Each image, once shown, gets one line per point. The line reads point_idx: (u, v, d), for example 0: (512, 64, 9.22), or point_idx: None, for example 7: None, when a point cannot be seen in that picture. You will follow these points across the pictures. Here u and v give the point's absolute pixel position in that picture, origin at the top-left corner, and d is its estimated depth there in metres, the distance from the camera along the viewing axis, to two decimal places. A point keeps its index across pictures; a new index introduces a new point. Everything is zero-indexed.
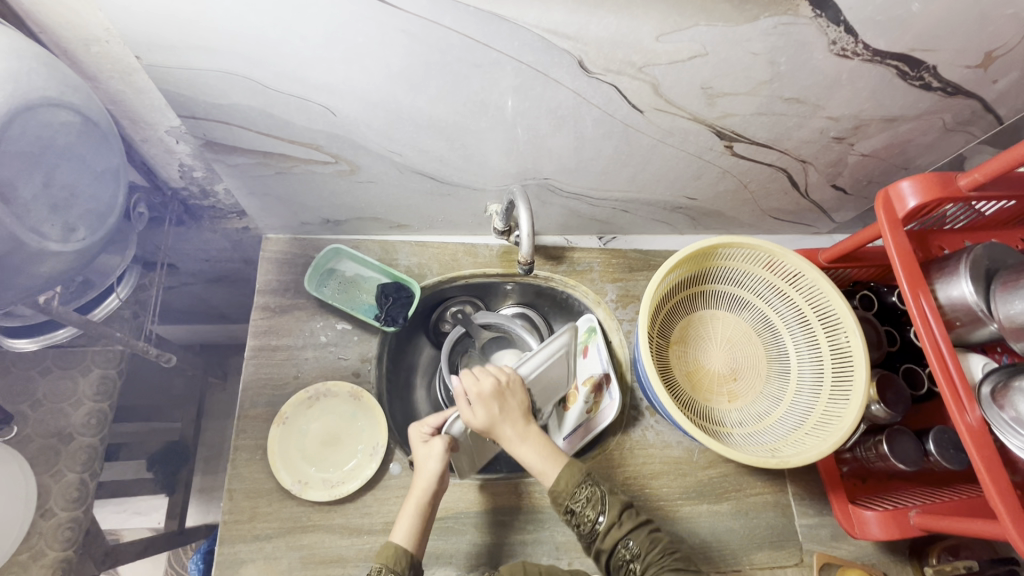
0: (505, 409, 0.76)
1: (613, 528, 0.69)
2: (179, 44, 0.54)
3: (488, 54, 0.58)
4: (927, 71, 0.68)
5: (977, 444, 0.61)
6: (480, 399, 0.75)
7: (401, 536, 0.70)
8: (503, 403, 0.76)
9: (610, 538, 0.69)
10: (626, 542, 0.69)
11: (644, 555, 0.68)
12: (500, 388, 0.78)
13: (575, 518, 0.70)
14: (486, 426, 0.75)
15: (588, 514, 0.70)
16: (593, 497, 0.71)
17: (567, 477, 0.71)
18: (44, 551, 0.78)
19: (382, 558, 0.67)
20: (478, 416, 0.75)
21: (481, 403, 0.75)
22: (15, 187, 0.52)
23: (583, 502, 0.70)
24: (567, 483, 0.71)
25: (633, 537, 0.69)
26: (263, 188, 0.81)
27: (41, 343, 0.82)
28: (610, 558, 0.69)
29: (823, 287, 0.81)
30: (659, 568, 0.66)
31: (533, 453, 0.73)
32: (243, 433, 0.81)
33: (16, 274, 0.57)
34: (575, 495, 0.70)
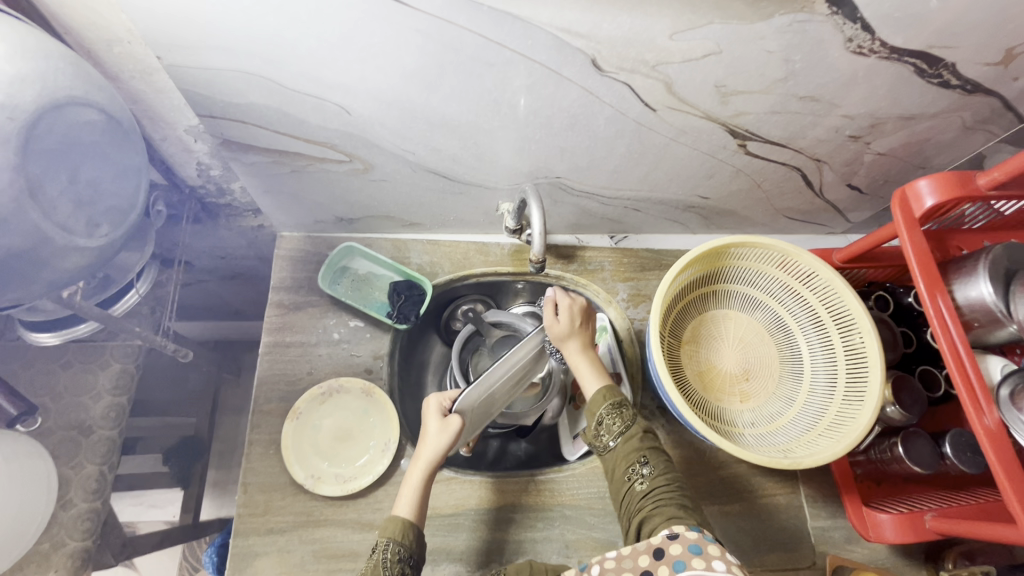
0: (581, 327, 0.78)
1: (631, 445, 0.70)
2: (199, 44, 0.55)
3: (502, 53, 0.58)
4: (946, 69, 0.67)
5: (995, 446, 0.60)
6: (570, 312, 0.77)
7: (407, 512, 0.69)
8: (584, 324, 0.79)
9: (628, 451, 0.69)
10: (640, 461, 0.68)
11: (653, 478, 0.67)
12: (587, 308, 0.80)
13: (601, 426, 0.72)
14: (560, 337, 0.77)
15: (612, 424, 0.71)
16: (622, 413, 0.71)
17: (603, 398, 0.72)
18: (65, 540, 0.80)
19: (388, 534, 0.66)
20: (563, 317, 0.77)
21: (567, 310, 0.77)
22: (41, 184, 0.53)
23: (611, 414, 0.71)
24: (601, 400, 0.72)
25: (649, 463, 0.68)
26: (278, 187, 0.82)
27: (63, 338, 0.83)
28: (622, 472, 0.69)
29: (837, 287, 0.80)
30: (665, 495, 0.64)
31: (583, 372, 0.76)
32: (258, 428, 0.82)
33: (41, 269, 0.58)
34: (606, 408, 0.72)
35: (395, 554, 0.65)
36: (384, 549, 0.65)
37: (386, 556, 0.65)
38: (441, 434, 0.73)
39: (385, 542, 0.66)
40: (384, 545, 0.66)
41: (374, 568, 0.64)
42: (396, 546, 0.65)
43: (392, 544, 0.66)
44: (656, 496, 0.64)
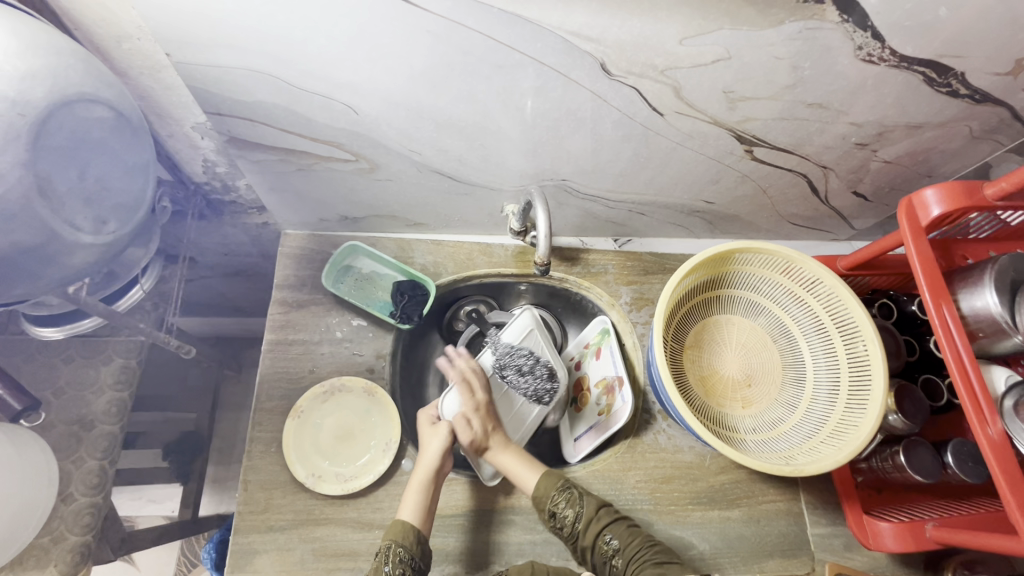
0: (490, 429, 0.82)
1: (592, 522, 0.74)
2: (208, 41, 0.55)
3: (511, 56, 0.58)
4: (956, 78, 0.67)
5: (999, 458, 0.60)
6: (479, 415, 0.82)
7: (410, 516, 0.72)
8: (492, 422, 0.83)
9: (591, 533, 0.73)
10: (607, 537, 0.72)
11: (624, 550, 0.71)
12: (475, 394, 0.84)
13: (556, 516, 0.75)
14: (476, 441, 0.80)
15: (565, 511, 0.75)
16: (570, 494, 0.76)
17: (549, 483, 0.76)
18: (65, 535, 0.80)
19: (392, 535, 0.69)
20: (464, 434, 0.80)
21: (467, 417, 0.81)
22: (51, 180, 0.53)
23: (561, 494, 0.76)
24: (546, 489, 0.76)
25: (615, 535, 0.72)
26: (284, 185, 0.82)
27: (67, 332, 0.86)
28: (594, 553, 0.73)
29: (841, 293, 0.80)
30: (640, 561, 0.69)
31: (518, 467, 0.79)
32: (260, 426, 0.82)
33: (48, 264, 0.59)
34: (555, 494, 0.75)
35: (397, 556, 0.68)
36: (388, 550, 0.68)
37: (388, 557, 0.67)
38: (438, 439, 0.80)
39: (388, 544, 0.69)
40: (387, 547, 0.68)
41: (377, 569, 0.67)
42: (398, 546, 0.68)
43: (394, 544, 0.68)
44: (635, 564, 0.69)
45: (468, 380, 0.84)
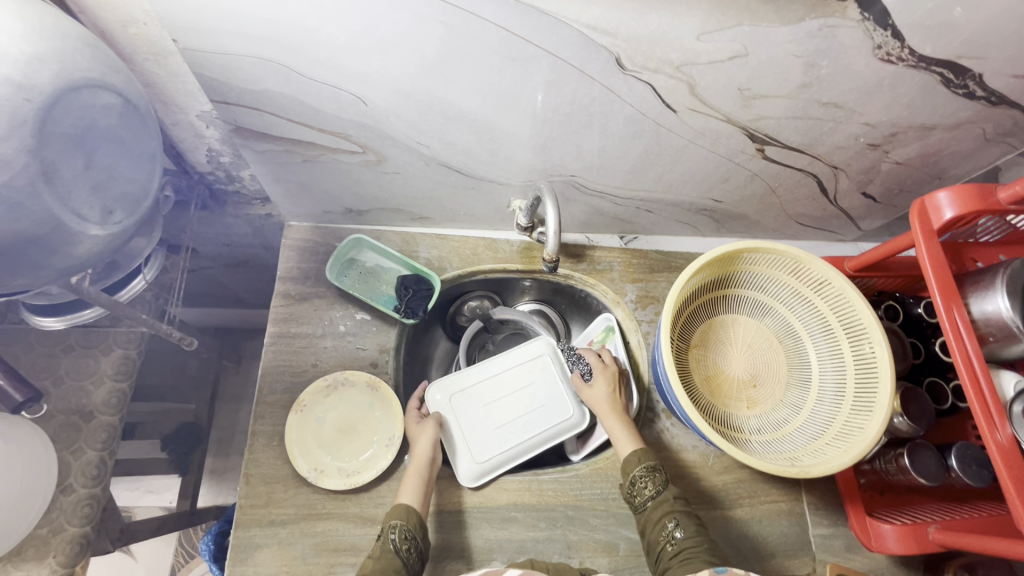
0: (613, 392, 0.86)
1: (663, 504, 0.73)
2: (217, 27, 0.53)
3: (526, 48, 0.57)
4: (973, 79, 0.66)
5: (1007, 463, 0.60)
6: (602, 377, 0.88)
7: (412, 500, 0.73)
8: (616, 388, 0.87)
9: (658, 514, 0.72)
10: (671, 523, 0.70)
11: (683, 539, 0.68)
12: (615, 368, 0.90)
13: (635, 487, 0.75)
14: (593, 398, 0.86)
15: (645, 485, 0.75)
16: (655, 476, 0.75)
17: (638, 459, 0.76)
18: (63, 526, 0.79)
19: (398, 515, 0.70)
20: (597, 389, 0.86)
21: (602, 379, 0.87)
22: (56, 168, 0.52)
23: (645, 475, 0.75)
24: (635, 461, 0.76)
25: (680, 525, 0.70)
26: (289, 176, 0.81)
27: (69, 322, 0.84)
28: (653, 533, 0.71)
29: (849, 295, 0.79)
30: (693, 553, 0.66)
31: (619, 432, 0.80)
32: (261, 419, 0.82)
33: (53, 254, 0.58)
34: (641, 471, 0.75)
35: (403, 535, 0.68)
36: (393, 530, 0.68)
37: (394, 537, 0.67)
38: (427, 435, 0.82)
39: (392, 524, 0.69)
40: (392, 527, 0.68)
41: (383, 548, 0.66)
42: (405, 525, 0.69)
43: (401, 524, 0.69)
44: (686, 555, 0.66)
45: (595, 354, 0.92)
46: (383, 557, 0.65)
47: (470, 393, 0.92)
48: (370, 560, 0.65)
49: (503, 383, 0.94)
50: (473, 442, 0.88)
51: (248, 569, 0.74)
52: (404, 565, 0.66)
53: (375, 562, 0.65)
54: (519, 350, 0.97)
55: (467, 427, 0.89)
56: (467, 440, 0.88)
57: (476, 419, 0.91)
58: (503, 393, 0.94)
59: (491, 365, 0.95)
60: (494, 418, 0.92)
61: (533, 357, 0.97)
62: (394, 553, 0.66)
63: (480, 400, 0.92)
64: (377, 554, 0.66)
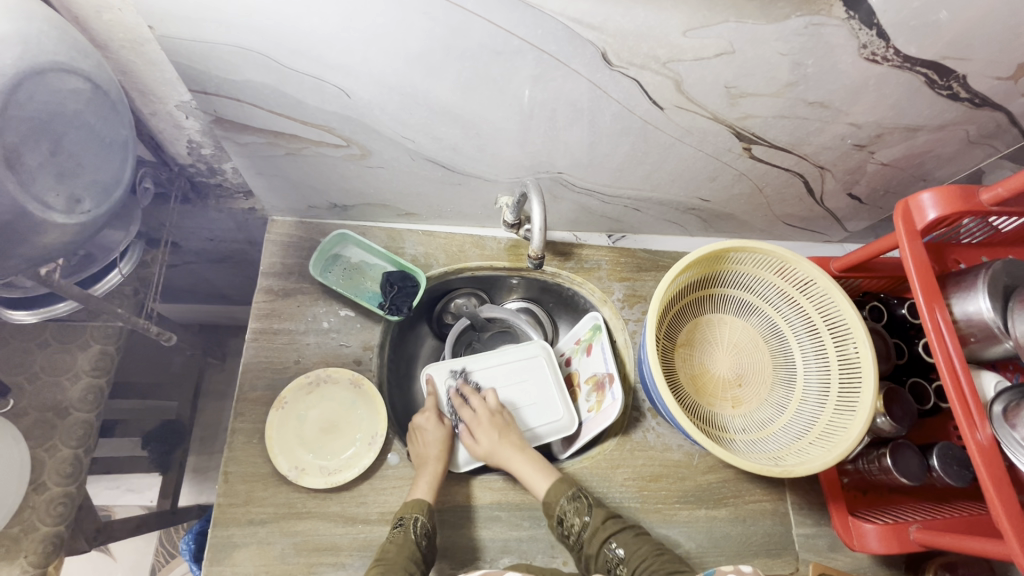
0: (501, 438, 0.83)
1: (597, 532, 0.73)
2: (194, 14, 0.52)
3: (510, 41, 0.56)
4: (957, 80, 0.67)
5: (987, 462, 0.60)
6: (483, 430, 0.84)
7: (425, 494, 0.76)
8: (503, 432, 0.84)
9: (597, 542, 0.72)
10: (610, 547, 0.70)
11: (628, 559, 0.68)
12: (497, 410, 0.88)
13: (564, 523, 0.75)
14: (488, 451, 0.82)
15: (573, 520, 0.74)
16: (579, 503, 0.75)
17: (557, 492, 0.76)
18: (36, 525, 0.77)
19: (419, 509, 0.73)
20: (484, 442, 0.83)
21: (485, 428, 0.84)
22: (19, 155, 0.51)
23: (570, 504, 0.75)
24: (556, 495, 0.76)
25: (620, 545, 0.70)
26: (272, 169, 0.79)
27: (41, 317, 0.81)
28: (600, 563, 0.71)
29: (834, 295, 0.79)
30: (646, 569, 0.66)
31: (530, 474, 0.79)
32: (242, 416, 0.80)
33: (20, 242, 0.56)
34: (564, 503, 0.75)
35: (423, 528, 0.71)
36: (414, 523, 0.71)
37: (416, 530, 0.70)
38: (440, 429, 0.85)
39: (415, 517, 0.72)
40: (414, 520, 0.71)
41: (406, 538, 0.69)
42: (423, 520, 0.72)
43: (421, 518, 0.72)
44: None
45: (462, 403, 0.88)
46: (406, 546, 0.68)
47: (467, 380, 0.92)
48: (392, 549, 0.67)
49: (500, 375, 0.94)
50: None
51: (226, 569, 0.73)
52: (423, 556, 0.69)
53: (398, 552, 0.67)
54: (517, 347, 0.97)
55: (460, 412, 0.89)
56: (458, 425, 0.89)
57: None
58: (500, 384, 0.94)
59: (487, 357, 0.94)
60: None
61: (527, 357, 0.96)
62: (416, 545, 0.69)
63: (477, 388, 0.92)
64: (401, 542, 0.68)
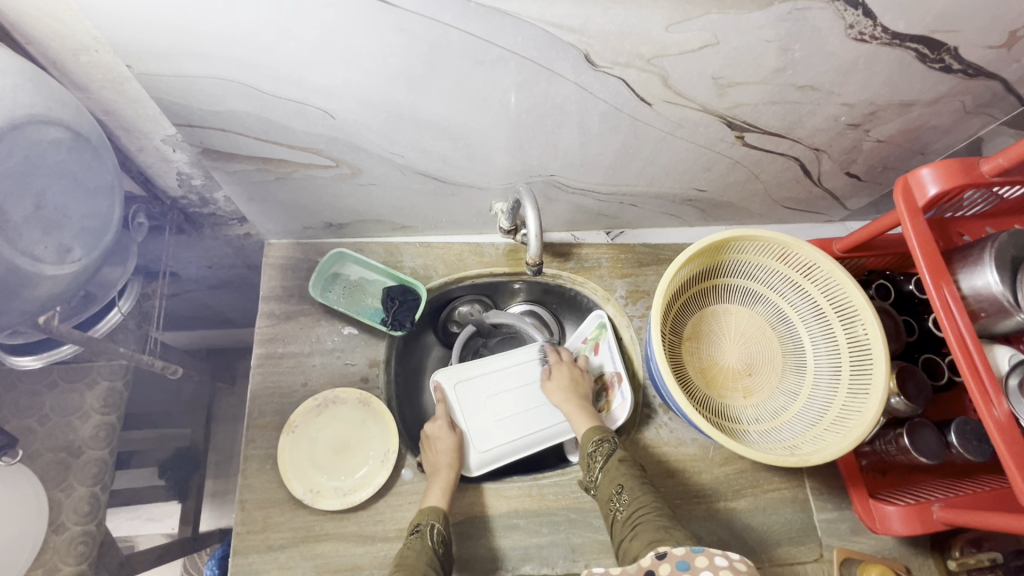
0: (574, 386, 0.87)
1: (611, 473, 0.73)
2: (171, 50, 0.51)
3: (491, 51, 0.56)
4: (948, 53, 0.65)
5: (1006, 438, 0.59)
6: (563, 374, 0.89)
7: (438, 501, 0.75)
8: (575, 380, 0.88)
9: (608, 482, 0.72)
10: (618, 493, 0.70)
11: (631, 507, 0.68)
12: (581, 368, 0.91)
13: (589, 463, 0.76)
14: (551, 391, 0.87)
15: (597, 459, 0.75)
16: (603, 446, 0.75)
17: (592, 434, 0.78)
18: (58, 566, 0.78)
19: (435, 516, 0.72)
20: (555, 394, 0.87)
21: (562, 372, 0.89)
22: (5, 211, 0.50)
23: (598, 446, 0.76)
24: (588, 438, 0.77)
25: (627, 492, 0.69)
26: (264, 194, 0.79)
27: (46, 360, 0.80)
28: (606, 501, 0.72)
29: (838, 278, 0.78)
30: (640, 519, 0.65)
31: (576, 415, 0.83)
32: (254, 443, 0.80)
33: (11, 297, 0.55)
34: (592, 444, 0.76)
35: (440, 535, 0.71)
36: (432, 530, 0.71)
37: (433, 538, 0.70)
38: (448, 435, 0.84)
39: (431, 524, 0.71)
40: (431, 527, 0.71)
41: (423, 544, 0.69)
42: (440, 527, 0.72)
43: (437, 525, 0.72)
44: (636, 523, 0.65)
45: (557, 354, 0.93)
46: (424, 553, 0.67)
47: (472, 385, 0.91)
48: (411, 555, 0.67)
49: (505, 377, 0.93)
50: (474, 435, 0.88)
51: None
52: (440, 563, 0.68)
53: (416, 558, 0.67)
54: (523, 348, 0.96)
55: (470, 417, 0.89)
56: (468, 431, 0.88)
57: (477, 410, 0.90)
58: (506, 387, 0.92)
59: (495, 359, 0.93)
60: (497, 409, 0.91)
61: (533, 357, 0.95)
62: (433, 552, 0.68)
63: (483, 392, 0.91)
64: (420, 547, 0.68)
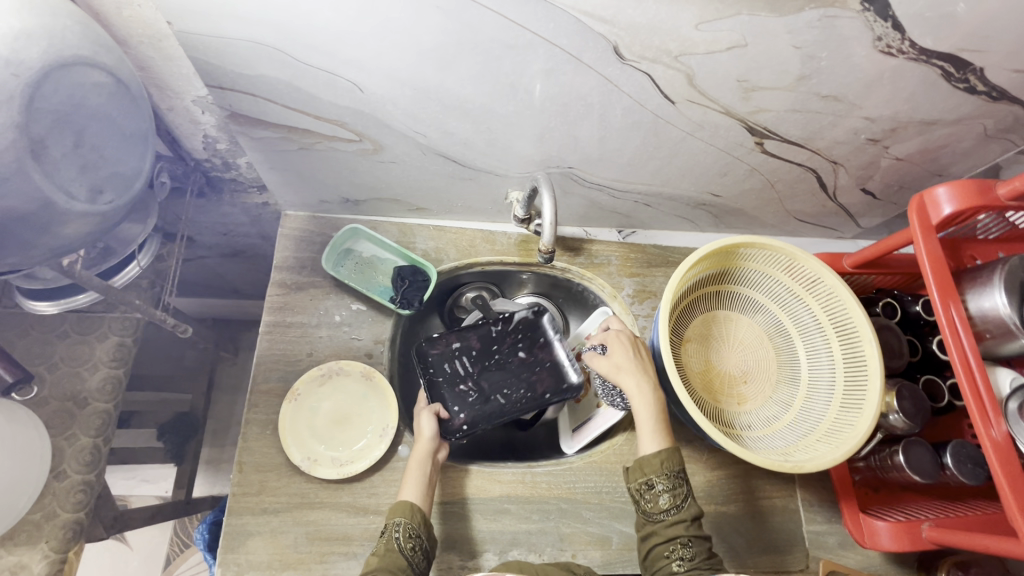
0: (636, 365, 0.77)
1: (679, 521, 0.68)
2: (212, 10, 0.53)
3: (522, 35, 0.57)
4: (974, 73, 0.66)
5: (1001, 458, 0.60)
6: (617, 347, 0.78)
7: (413, 496, 0.73)
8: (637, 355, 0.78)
9: (674, 528, 0.68)
10: (684, 542, 0.67)
11: (693, 561, 0.66)
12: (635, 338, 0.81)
13: (651, 494, 0.69)
14: (608, 367, 0.77)
15: (664, 497, 0.69)
16: (676, 489, 0.69)
17: (660, 462, 0.70)
18: (57, 512, 0.79)
19: (403, 513, 0.70)
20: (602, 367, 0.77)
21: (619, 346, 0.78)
22: (45, 145, 0.53)
23: (666, 484, 0.69)
24: (655, 467, 0.70)
25: (691, 544, 0.67)
26: (285, 163, 0.80)
27: (61, 307, 0.84)
28: (661, 540, 0.68)
29: (840, 293, 0.79)
30: None
31: (641, 409, 0.73)
32: (256, 408, 0.82)
33: (42, 233, 0.58)
34: (660, 478, 0.69)
35: (407, 532, 0.69)
36: (397, 528, 0.69)
37: (399, 535, 0.68)
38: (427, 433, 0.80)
39: (397, 521, 0.69)
40: (396, 525, 0.69)
41: (388, 547, 0.67)
42: (408, 523, 0.69)
43: (404, 522, 0.69)
44: None
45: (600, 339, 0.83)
46: (387, 555, 0.66)
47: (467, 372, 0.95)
48: (374, 559, 0.66)
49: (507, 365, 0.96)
50: None
51: (240, 556, 0.74)
52: (409, 563, 0.66)
53: (381, 560, 0.65)
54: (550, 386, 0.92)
55: None
56: None
57: None
58: None
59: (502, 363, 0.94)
60: None
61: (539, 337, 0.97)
62: (399, 553, 0.66)
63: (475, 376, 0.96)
64: (383, 552, 0.66)
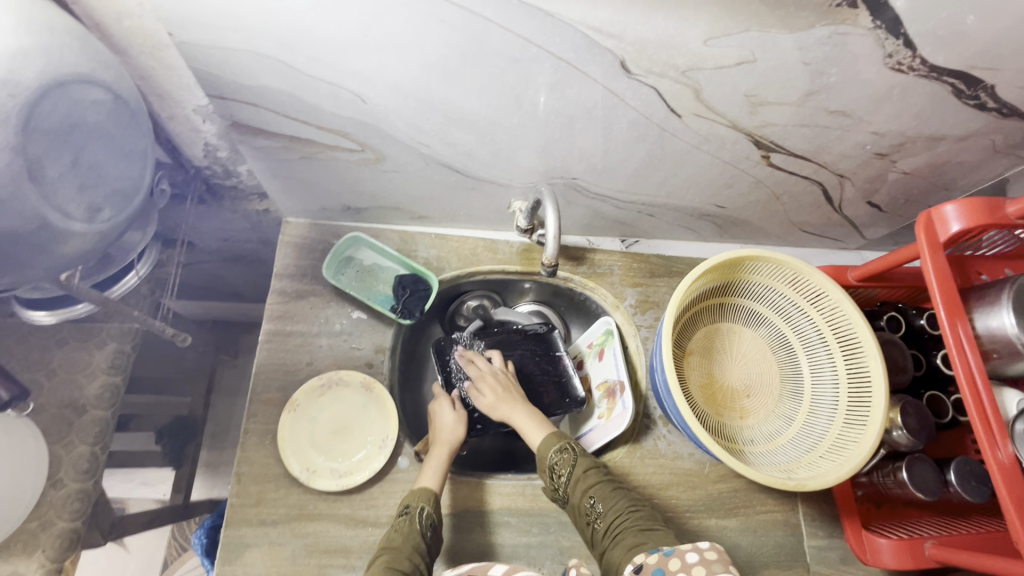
0: (505, 393, 0.86)
1: (579, 481, 0.75)
2: (213, 22, 0.52)
3: (528, 49, 0.56)
4: (984, 90, 0.65)
5: (1007, 481, 0.59)
6: (490, 387, 0.87)
7: (432, 482, 0.75)
8: (506, 392, 0.87)
9: (578, 493, 0.74)
10: (592, 500, 0.73)
11: (607, 513, 0.71)
12: (501, 370, 0.91)
13: (552, 475, 0.76)
14: (490, 404, 0.85)
15: (561, 471, 0.76)
16: (564, 455, 0.77)
17: (552, 442, 0.78)
18: (53, 521, 0.79)
19: (426, 499, 0.72)
20: (487, 399, 0.86)
21: (485, 385, 0.87)
22: (41, 167, 0.53)
23: (560, 456, 0.77)
24: (548, 447, 0.78)
25: (600, 499, 0.72)
26: (287, 171, 0.79)
27: (60, 317, 0.82)
28: (579, 511, 0.73)
29: (845, 308, 0.78)
30: (619, 526, 0.69)
31: (529, 426, 0.82)
32: (254, 417, 0.81)
33: (42, 252, 0.58)
34: (553, 454, 0.77)
35: (429, 518, 0.71)
36: (420, 512, 0.71)
37: (421, 519, 0.70)
38: (455, 423, 0.84)
39: (421, 506, 0.71)
40: (420, 509, 0.71)
41: (411, 527, 0.69)
42: (430, 510, 0.72)
43: (428, 508, 0.72)
44: (615, 532, 0.69)
45: (471, 362, 0.91)
46: (411, 536, 0.68)
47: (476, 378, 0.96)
48: (398, 538, 0.68)
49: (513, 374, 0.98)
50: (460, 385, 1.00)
51: (238, 568, 0.74)
52: (427, 548, 0.68)
53: (404, 541, 0.67)
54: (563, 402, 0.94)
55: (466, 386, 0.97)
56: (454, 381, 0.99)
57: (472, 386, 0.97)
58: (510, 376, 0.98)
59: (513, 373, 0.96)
60: None
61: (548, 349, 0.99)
62: (422, 536, 0.69)
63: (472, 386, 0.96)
64: (407, 532, 0.68)
